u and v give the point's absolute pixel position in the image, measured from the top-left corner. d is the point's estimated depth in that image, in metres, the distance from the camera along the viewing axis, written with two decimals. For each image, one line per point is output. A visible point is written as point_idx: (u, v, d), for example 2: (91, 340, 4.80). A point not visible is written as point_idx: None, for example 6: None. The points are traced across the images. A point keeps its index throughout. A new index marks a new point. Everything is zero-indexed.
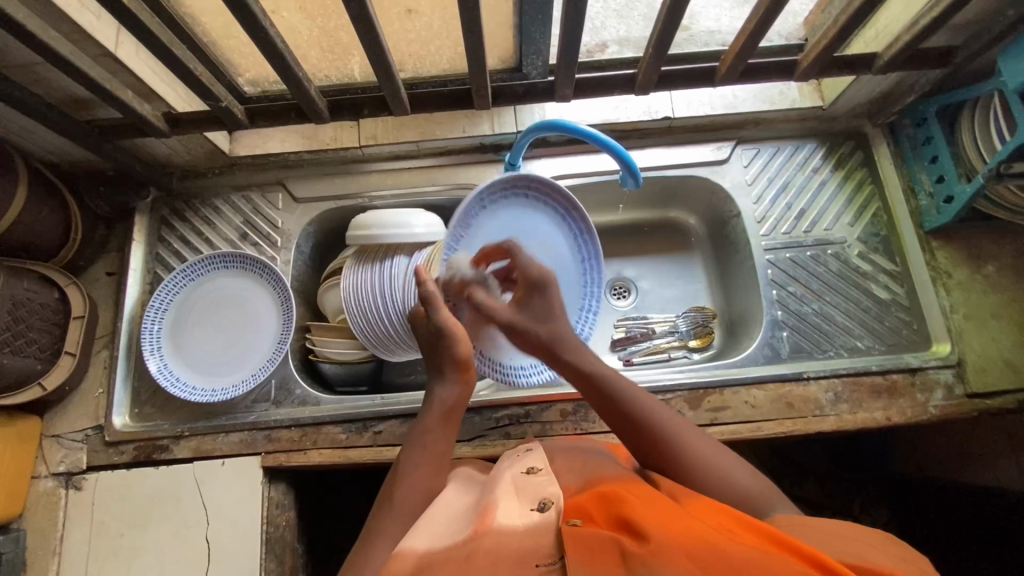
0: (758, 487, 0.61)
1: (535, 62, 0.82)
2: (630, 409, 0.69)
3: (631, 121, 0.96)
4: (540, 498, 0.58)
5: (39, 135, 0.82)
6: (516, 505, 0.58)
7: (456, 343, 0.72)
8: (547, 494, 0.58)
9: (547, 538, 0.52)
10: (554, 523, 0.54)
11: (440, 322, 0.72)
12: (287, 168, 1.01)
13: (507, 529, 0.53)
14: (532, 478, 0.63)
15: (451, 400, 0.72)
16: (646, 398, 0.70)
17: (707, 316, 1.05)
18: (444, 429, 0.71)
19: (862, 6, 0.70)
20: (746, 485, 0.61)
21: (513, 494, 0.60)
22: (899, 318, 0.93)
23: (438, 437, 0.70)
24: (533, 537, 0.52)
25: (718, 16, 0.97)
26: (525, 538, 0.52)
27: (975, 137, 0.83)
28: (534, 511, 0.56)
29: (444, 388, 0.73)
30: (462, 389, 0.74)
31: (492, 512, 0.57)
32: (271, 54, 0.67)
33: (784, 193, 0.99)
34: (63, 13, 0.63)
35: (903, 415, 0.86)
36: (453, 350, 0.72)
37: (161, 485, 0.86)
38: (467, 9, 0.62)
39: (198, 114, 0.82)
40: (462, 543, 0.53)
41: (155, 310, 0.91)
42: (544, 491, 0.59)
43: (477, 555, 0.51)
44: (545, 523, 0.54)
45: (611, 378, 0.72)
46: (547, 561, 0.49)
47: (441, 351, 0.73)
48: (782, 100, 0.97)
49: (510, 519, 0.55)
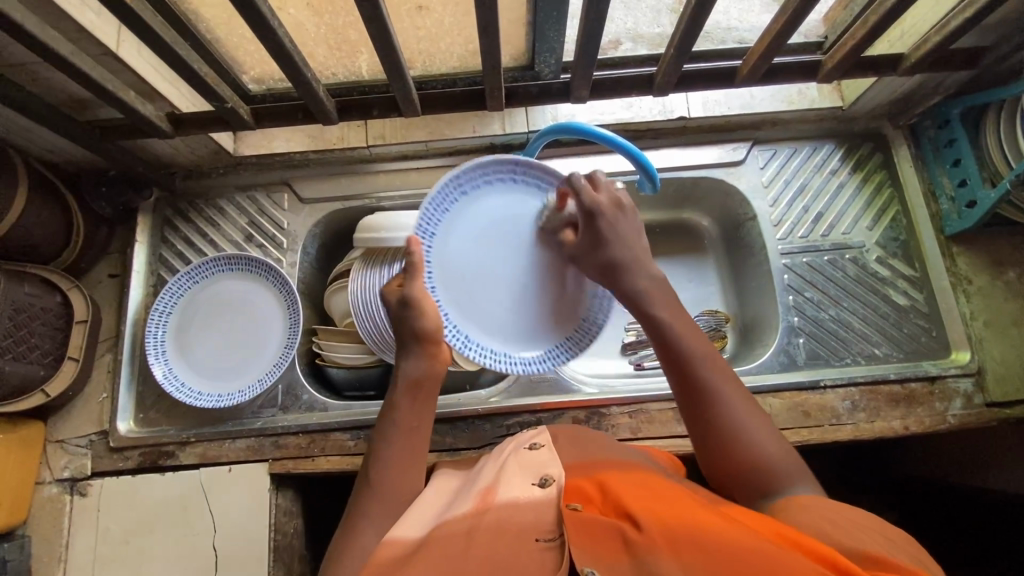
0: (783, 458, 0.56)
1: (548, 60, 0.79)
2: (687, 356, 0.61)
3: (645, 120, 0.94)
4: (542, 474, 0.59)
5: (38, 135, 0.80)
6: (518, 482, 0.58)
7: (421, 315, 0.66)
8: (549, 471, 0.59)
9: (548, 513, 0.53)
10: (555, 500, 0.54)
11: (407, 289, 0.67)
12: (292, 167, 0.98)
13: (510, 506, 0.54)
14: (535, 455, 0.63)
15: (417, 374, 0.67)
16: (703, 349, 0.61)
17: (720, 320, 1.02)
18: (414, 404, 0.66)
19: (893, 6, 0.67)
20: (769, 453, 0.56)
21: (516, 470, 0.61)
22: (918, 325, 0.91)
23: (412, 408, 0.65)
24: (534, 513, 0.53)
25: (729, 9, 0.94)
26: (527, 513, 0.53)
27: (1000, 140, 0.81)
28: (535, 486, 0.57)
29: (406, 361, 0.67)
30: (432, 364, 0.68)
31: (495, 491, 0.58)
32: (280, 55, 0.65)
33: (801, 195, 0.97)
34: (62, 11, 0.61)
35: (921, 424, 0.85)
36: (419, 324, 0.66)
37: (168, 492, 0.85)
38: (484, 8, 0.60)
39: (203, 115, 0.80)
40: (464, 518, 0.54)
41: (158, 315, 0.89)
42: (546, 468, 0.60)
43: (479, 530, 0.51)
44: (547, 499, 0.54)
45: (677, 332, 0.62)
46: (547, 535, 0.50)
47: (405, 325, 0.67)
48: (801, 100, 0.95)
49: (514, 497, 0.56)
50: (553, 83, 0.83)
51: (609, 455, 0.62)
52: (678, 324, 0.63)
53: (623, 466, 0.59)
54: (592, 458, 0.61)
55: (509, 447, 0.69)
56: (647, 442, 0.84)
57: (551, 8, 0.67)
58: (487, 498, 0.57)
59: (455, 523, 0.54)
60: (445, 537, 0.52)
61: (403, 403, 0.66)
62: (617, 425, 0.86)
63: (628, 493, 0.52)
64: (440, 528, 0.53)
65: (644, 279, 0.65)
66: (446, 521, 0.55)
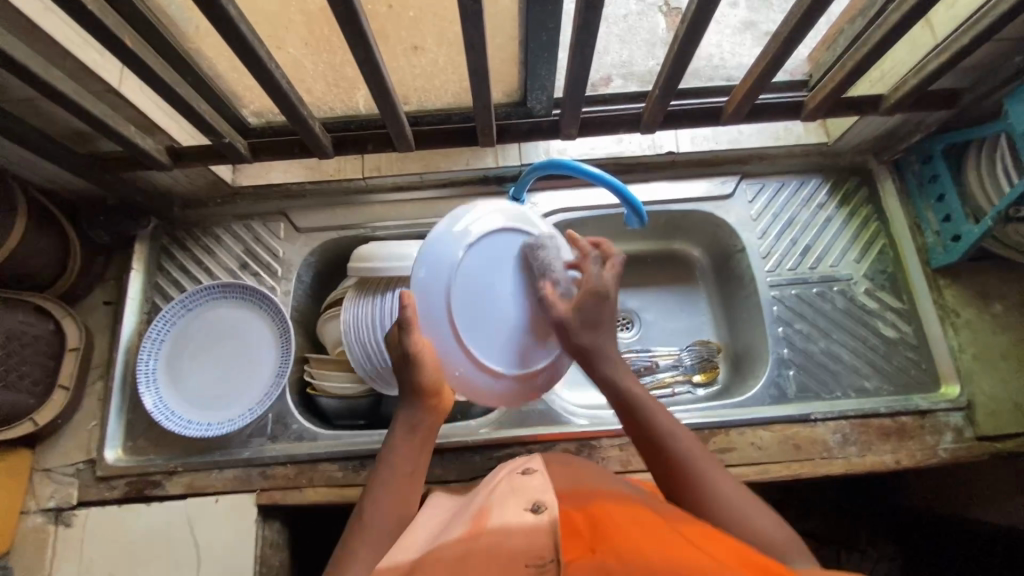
0: (783, 537, 0.56)
1: (539, 97, 0.82)
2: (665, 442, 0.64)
3: (635, 155, 0.96)
4: (534, 499, 0.56)
5: (41, 167, 0.82)
6: (511, 507, 0.56)
7: (419, 370, 0.67)
8: (541, 497, 0.56)
9: (542, 538, 0.49)
10: (547, 524, 0.51)
11: (406, 344, 0.67)
12: (289, 198, 1.00)
13: (501, 530, 0.52)
14: (528, 481, 0.61)
15: (417, 423, 0.68)
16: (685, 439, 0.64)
17: (712, 351, 1.03)
18: (413, 451, 0.67)
19: (871, 50, 0.69)
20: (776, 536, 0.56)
21: (510, 497, 0.58)
22: (907, 358, 0.92)
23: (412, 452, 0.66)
24: (527, 537, 0.50)
25: (719, 43, 0.98)
26: (518, 538, 0.50)
27: (981, 177, 0.83)
28: (528, 511, 0.54)
29: (404, 411, 0.69)
30: (427, 414, 0.69)
31: (488, 515, 0.55)
32: (277, 94, 0.67)
33: (789, 228, 0.98)
34: (66, 50, 0.63)
35: (913, 458, 0.84)
36: (416, 377, 0.67)
37: (154, 522, 0.84)
38: (474, 49, 0.62)
39: (202, 148, 0.83)
40: (459, 544, 0.52)
41: (150, 343, 0.89)
42: (539, 494, 0.57)
43: (472, 555, 0.49)
44: (539, 524, 0.51)
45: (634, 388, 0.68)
46: (538, 561, 0.47)
47: (404, 375, 0.68)
48: (787, 136, 0.98)
49: (506, 522, 0.53)
50: (545, 119, 0.86)
51: (601, 486, 0.61)
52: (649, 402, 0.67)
53: (613, 499, 0.57)
54: (585, 489, 0.60)
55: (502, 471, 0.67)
56: (639, 474, 0.84)
57: (540, 49, 0.69)
58: (480, 523, 0.55)
59: (448, 549, 0.52)
60: (438, 564, 0.49)
61: (400, 444, 0.67)
62: (607, 457, 0.86)
63: (620, 531, 0.49)
64: (433, 553, 0.51)
65: (616, 368, 0.69)
66: (439, 547, 0.52)
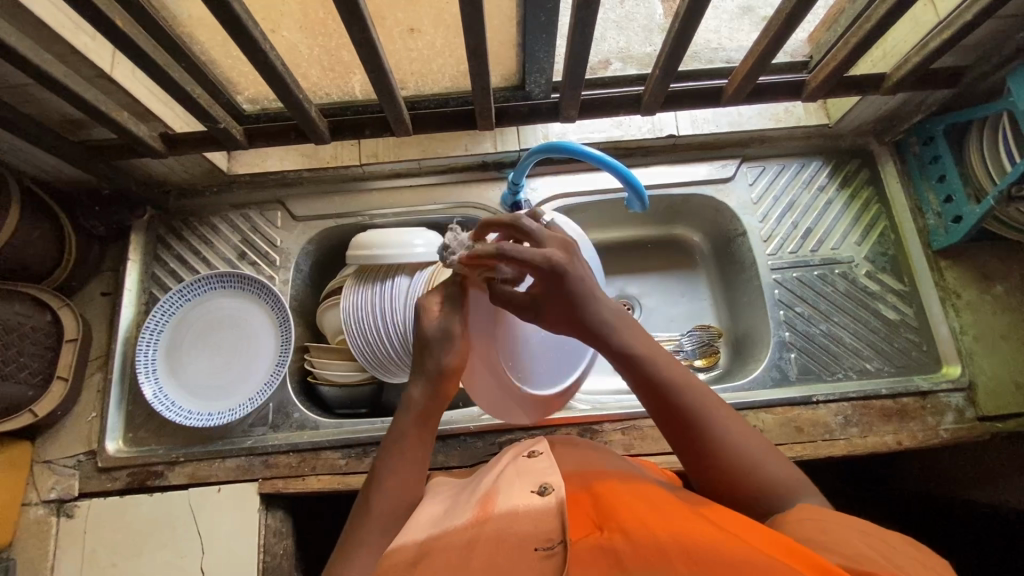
0: (789, 477, 0.53)
1: (538, 80, 0.81)
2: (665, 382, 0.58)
3: (634, 138, 0.96)
4: (542, 481, 0.56)
5: (32, 156, 0.81)
6: (518, 490, 0.56)
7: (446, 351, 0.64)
8: (549, 479, 0.56)
9: (551, 521, 0.49)
10: (555, 507, 0.51)
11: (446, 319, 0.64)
12: (286, 186, 0.99)
13: (510, 515, 0.51)
14: (535, 464, 0.61)
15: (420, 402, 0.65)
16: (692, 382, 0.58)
17: (713, 335, 1.03)
18: (419, 434, 0.64)
19: (873, 29, 0.69)
20: (777, 476, 0.53)
21: (517, 480, 0.58)
22: (909, 340, 0.92)
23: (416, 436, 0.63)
24: (533, 522, 0.50)
25: (718, 28, 0.97)
26: (525, 523, 0.50)
27: (983, 156, 0.82)
28: (535, 494, 0.54)
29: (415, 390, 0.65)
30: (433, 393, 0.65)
31: (495, 500, 0.55)
32: (272, 77, 0.66)
33: (790, 212, 0.98)
34: (57, 34, 0.62)
35: (914, 439, 0.85)
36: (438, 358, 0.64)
37: (157, 512, 0.84)
38: (473, 30, 0.61)
39: (198, 134, 0.81)
40: (465, 528, 0.52)
41: (149, 333, 0.88)
42: (546, 476, 0.57)
43: (479, 541, 0.49)
44: (547, 508, 0.51)
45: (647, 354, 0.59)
46: (546, 544, 0.47)
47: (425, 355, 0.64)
48: (787, 118, 0.96)
49: (514, 505, 0.53)
50: (543, 102, 0.85)
51: (609, 465, 0.61)
52: (652, 352, 0.60)
53: (621, 477, 0.57)
54: (592, 467, 0.60)
55: (509, 455, 0.67)
56: (642, 457, 0.84)
57: (539, 30, 0.68)
58: (486, 507, 0.54)
59: (456, 534, 0.51)
60: (444, 549, 0.49)
61: (408, 432, 0.64)
62: (610, 441, 0.86)
63: (627, 509, 0.49)
64: (439, 539, 0.51)
65: (607, 311, 0.61)
66: (447, 531, 0.52)
